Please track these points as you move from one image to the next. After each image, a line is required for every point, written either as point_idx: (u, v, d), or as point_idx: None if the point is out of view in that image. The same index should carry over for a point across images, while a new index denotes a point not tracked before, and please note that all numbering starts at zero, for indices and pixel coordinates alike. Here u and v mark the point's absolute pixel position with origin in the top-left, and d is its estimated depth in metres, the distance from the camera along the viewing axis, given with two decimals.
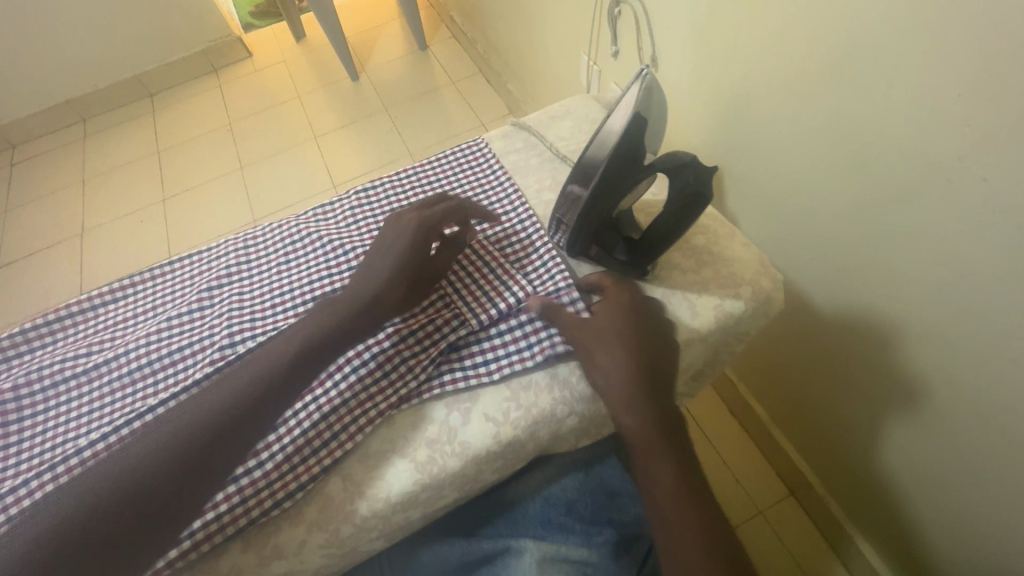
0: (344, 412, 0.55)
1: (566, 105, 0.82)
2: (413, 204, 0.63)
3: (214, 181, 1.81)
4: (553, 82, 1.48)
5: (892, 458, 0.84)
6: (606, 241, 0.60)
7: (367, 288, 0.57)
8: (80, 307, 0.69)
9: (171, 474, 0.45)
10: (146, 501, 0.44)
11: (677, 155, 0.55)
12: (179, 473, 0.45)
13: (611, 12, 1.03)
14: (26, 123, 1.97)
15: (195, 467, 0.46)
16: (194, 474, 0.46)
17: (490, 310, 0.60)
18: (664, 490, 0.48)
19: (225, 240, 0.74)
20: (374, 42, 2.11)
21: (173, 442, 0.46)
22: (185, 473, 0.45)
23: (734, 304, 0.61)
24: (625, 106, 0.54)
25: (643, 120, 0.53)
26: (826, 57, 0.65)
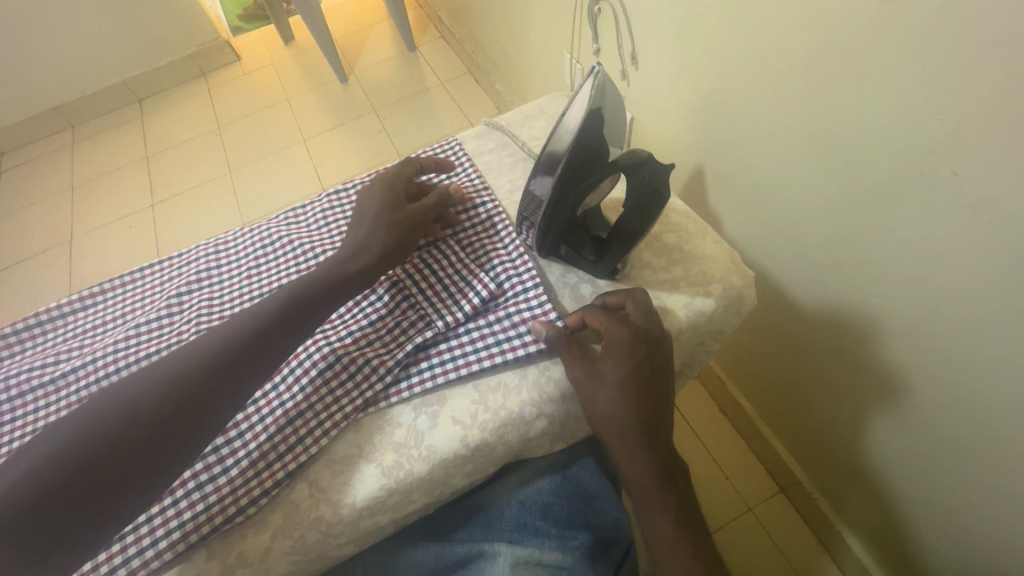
0: (310, 418, 0.55)
1: (540, 104, 0.82)
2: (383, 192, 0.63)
3: (202, 186, 1.80)
4: (540, 80, 1.47)
5: (877, 452, 0.83)
6: (573, 240, 0.60)
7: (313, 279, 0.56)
8: (49, 316, 0.69)
9: (119, 463, 0.45)
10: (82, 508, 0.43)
11: (635, 152, 0.55)
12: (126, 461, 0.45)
13: (592, 10, 1.02)
14: (14, 130, 1.97)
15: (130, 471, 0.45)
16: (129, 475, 0.45)
17: (473, 299, 0.61)
18: (667, 543, 0.49)
19: (196, 245, 0.74)
20: (363, 44, 2.10)
21: (119, 428, 0.45)
22: (132, 460, 0.45)
23: (705, 302, 0.60)
24: (579, 103, 0.52)
25: (599, 116, 0.52)
26: (798, 51, 0.65)
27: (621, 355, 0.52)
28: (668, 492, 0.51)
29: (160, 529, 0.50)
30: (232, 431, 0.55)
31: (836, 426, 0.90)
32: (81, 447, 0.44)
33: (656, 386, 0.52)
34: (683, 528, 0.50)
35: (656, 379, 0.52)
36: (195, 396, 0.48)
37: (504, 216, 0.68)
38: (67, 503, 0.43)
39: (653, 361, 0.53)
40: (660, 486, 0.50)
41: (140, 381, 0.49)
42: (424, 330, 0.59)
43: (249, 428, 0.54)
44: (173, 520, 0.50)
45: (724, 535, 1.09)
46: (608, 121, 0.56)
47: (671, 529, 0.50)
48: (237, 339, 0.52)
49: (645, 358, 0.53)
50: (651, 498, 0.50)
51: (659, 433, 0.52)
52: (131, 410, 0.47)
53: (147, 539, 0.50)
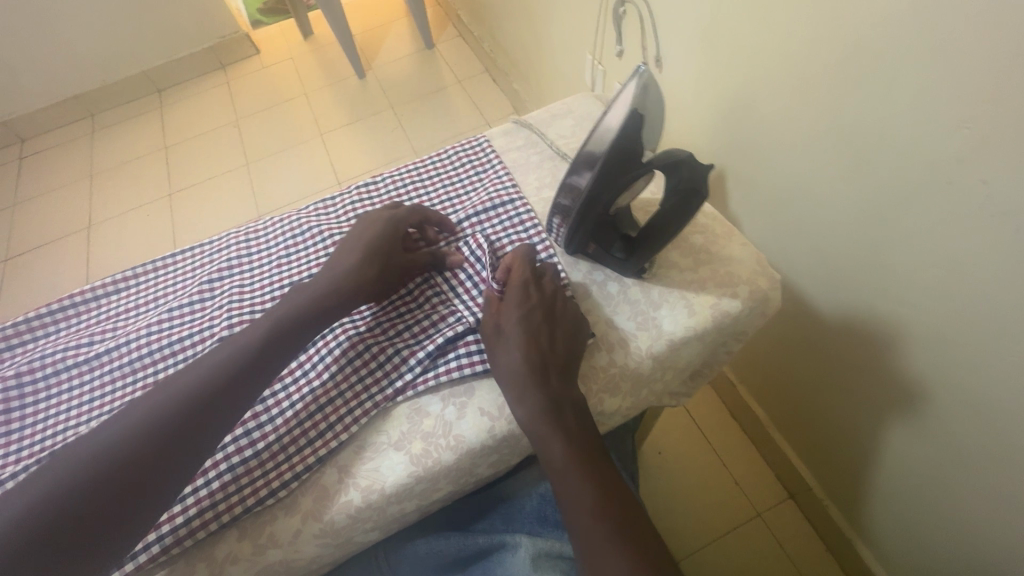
0: (342, 405, 0.56)
1: (567, 104, 0.82)
2: (376, 231, 0.63)
3: (220, 177, 1.82)
4: (559, 81, 1.48)
5: (892, 461, 0.83)
6: (601, 238, 0.60)
7: (341, 280, 0.59)
8: (83, 297, 0.70)
9: (168, 435, 0.48)
10: (124, 495, 0.45)
11: (673, 152, 0.56)
12: (173, 435, 0.48)
13: (616, 12, 1.03)
14: (37, 117, 2.00)
15: (169, 464, 0.47)
16: (165, 460, 0.47)
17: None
18: (559, 470, 0.50)
19: (227, 233, 0.75)
20: (381, 40, 2.12)
21: (171, 405, 0.49)
22: (179, 433, 0.48)
23: (731, 302, 0.60)
24: (622, 103, 0.52)
25: (640, 116, 0.52)
26: (827, 57, 0.65)
27: (517, 297, 0.58)
28: (559, 422, 0.51)
29: (193, 509, 0.51)
30: (263, 416, 0.56)
31: (849, 436, 0.91)
32: (125, 436, 0.47)
33: (548, 327, 0.56)
34: (577, 454, 0.50)
35: (551, 324, 0.56)
36: (228, 386, 0.51)
37: (533, 215, 0.68)
38: (111, 499, 0.45)
39: (545, 306, 0.57)
40: (549, 416, 0.51)
41: (175, 385, 0.51)
42: (456, 326, 0.60)
43: (280, 413, 0.56)
44: (205, 499, 0.52)
45: (732, 539, 1.09)
46: (647, 122, 0.56)
47: (562, 453, 0.50)
48: (265, 334, 0.55)
49: (534, 301, 0.57)
50: (545, 429, 0.51)
51: (552, 367, 0.54)
52: (170, 408, 0.49)
53: (180, 518, 0.51)
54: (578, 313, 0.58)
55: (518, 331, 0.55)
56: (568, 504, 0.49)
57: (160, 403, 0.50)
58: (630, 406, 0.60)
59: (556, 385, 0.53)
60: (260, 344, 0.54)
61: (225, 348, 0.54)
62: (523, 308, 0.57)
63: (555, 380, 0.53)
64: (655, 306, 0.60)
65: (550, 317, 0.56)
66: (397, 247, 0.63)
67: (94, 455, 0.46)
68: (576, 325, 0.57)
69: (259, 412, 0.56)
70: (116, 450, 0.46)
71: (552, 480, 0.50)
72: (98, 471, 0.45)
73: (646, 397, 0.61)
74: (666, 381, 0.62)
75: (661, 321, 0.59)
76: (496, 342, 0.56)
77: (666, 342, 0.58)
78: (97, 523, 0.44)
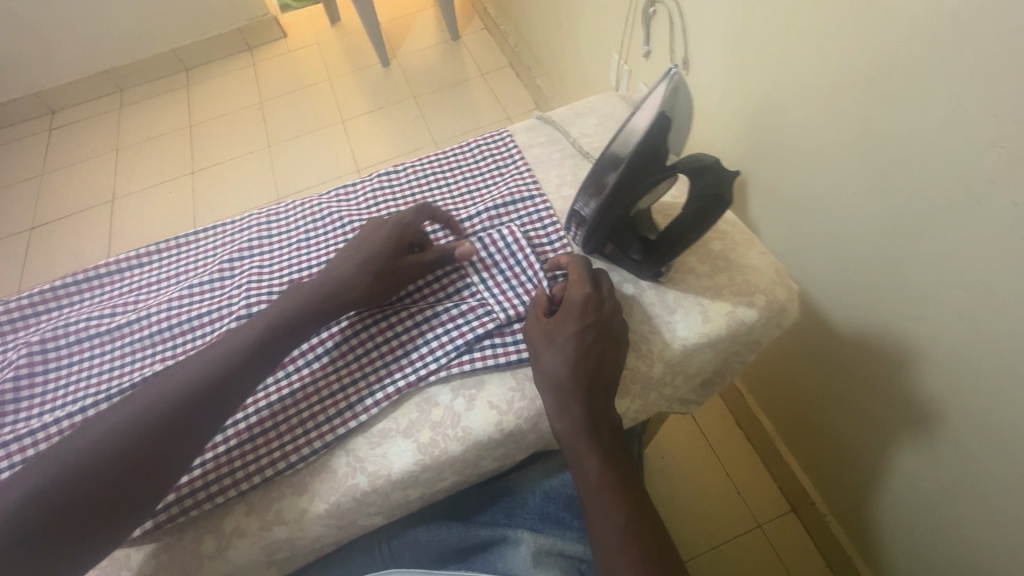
0: (361, 386, 0.58)
1: (592, 103, 0.82)
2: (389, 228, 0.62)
3: (242, 157, 1.84)
4: (583, 79, 1.47)
5: (899, 481, 0.82)
6: (621, 240, 0.59)
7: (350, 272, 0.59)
8: (108, 269, 0.72)
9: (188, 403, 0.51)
10: (147, 459, 0.48)
11: (700, 156, 0.54)
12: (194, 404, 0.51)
13: (646, 12, 1.02)
14: (67, 89, 2.04)
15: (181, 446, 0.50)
16: (186, 428, 0.50)
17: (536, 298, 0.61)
18: (590, 489, 0.50)
19: (249, 214, 0.76)
20: (407, 30, 2.12)
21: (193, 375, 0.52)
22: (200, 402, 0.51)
23: (747, 311, 0.60)
24: (651, 104, 0.52)
25: (669, 119, 0.51)
26: (858, 67, 0.64)
27: (572, 307, 0.56)
28: (597, 441, 0.51)
29: (212, 474, 0.53)
30: (286, 391, 0.58)
31: (855, 454, 0.90)
32: (151, 404, 0.50)
33: (596, 344, 0.54)
34: (610, 474, 0.50)
35: (601, 340, 0.54)
36: (248, 359, 0.54)
37: (552, 213, 0.68)
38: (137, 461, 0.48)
39: (593, 320, 0.55)
40: (587, 434, 0.51)
41: (187, 371, 0.53)
42: (485, 320, 0.60)
43: (303, 388, 0.58)
44: (224, 468, 0.54)
45: (730, 549, 1.08)
46: (677, 126, 0.55)
47: (597, 472, 0.50)
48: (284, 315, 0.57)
49: (583, 316, 0.55)
50: (580, 442, 0.51)
51: (595, 386, 0.53)
52: (183, 384, 0.51)
53: (200, 481, 0.53)
54: (625, 329, 0.57)
55: (568, 343, 0.54)
56: (593, 521, 0.49)
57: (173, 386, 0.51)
58: (638, 409, 0.60)
59: (596, 403, 0.52)
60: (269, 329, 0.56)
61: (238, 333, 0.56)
62: (576, 319, 0.55)
63: (597, 398, 0.53)
64: (670, 311, 0.60)
65: (602, 332, 0.55)
66: (401, 252, 0.61)
67: (114, 425, 0.49)
68: (624, 343, 0.56)
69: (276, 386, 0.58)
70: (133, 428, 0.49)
71: (579, 491, 0.51)
72: (115, 441, 0.48)
73: (655, 401, 0.61)
74: (676, 387, 0.61)
75: (675, 325, 0.59)
76: (542, 348, 0.55)
77: (680, 347, 0.58)
78: (119, 486, 0.47)
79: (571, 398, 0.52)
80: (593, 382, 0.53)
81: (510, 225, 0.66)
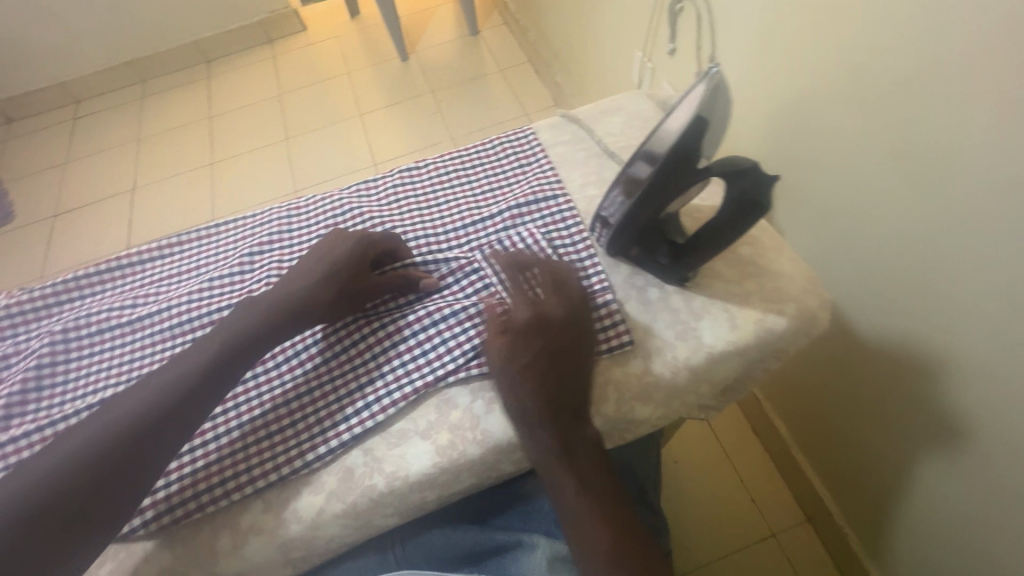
0: (338, 404, 0.57)
1: (618, 101, 0.80)
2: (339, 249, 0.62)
3: (260, 150, 1.85)
4: (605, 77, 1.45)
5: (923, 497, 0.80)
6: (648, 243, 0.57)
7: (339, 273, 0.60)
8: (129, 261, 0.72)
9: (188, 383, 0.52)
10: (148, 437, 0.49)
11: (736, 159, 0.51)
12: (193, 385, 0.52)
13: (673, 9, 1.00)
14: (91, 79, 2.06)
15: (163, 446, 0.50)
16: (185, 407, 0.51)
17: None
18: (565, 508, 0.51)
19: (270, 207, 0.76)
20: (427, 24, 2.11)
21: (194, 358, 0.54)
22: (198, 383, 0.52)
23: (776, 319, 0.58)
24: (688, 105, 0.51)
25: (706, 122, 0.49)
26: (896, 69, 0.62)
27: (524, 328, 0.55)
28: (572, 458, 0.52)
29: (229, 471, 0.53)
30: (303, 388, 0.58)
31: (876, 466, 0.87)
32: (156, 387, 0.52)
33: (550, 364, 0.54)
34: (583, 491, 0.51)
35: (557, 358, 0.54)
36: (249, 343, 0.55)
37: (576, 213, 0.66)
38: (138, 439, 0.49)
39: (558, 335, 0.55)
40: (555, 456, 0.52)
41: (167, 374, 0.53)
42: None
43: (320, 386, 0.58)
44: (241, 464, 0.54)
45: (743, 558, 1.06)
46: (714, 128, 0.53)
47: (569, 492, 0.51)
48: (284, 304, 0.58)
49: (546, 332, 0.55)
50: (550, 464, 0.52)
51: (557, 405, 0.53)
52: (186, 367, 0.53)
53: (216, 478, 0.53)
54: (589, 339, 0.56)
55: (523, 368, 0.54)
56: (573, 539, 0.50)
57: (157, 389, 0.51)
58: (660, 417, 0.58)
59: (561, 423, 0.53)
60: (247, 333, 0.56)
61: (214, 338, 0.55)
62: (530, 341, 0.55)
63: (562, 418, 0.53)
64: (696, 317, 0.58)
65: (556, 350, 0.54)
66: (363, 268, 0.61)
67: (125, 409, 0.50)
68: (597, 344, 0.57)
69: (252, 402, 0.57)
70: (123, 427, 0.49)
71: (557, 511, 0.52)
72: (122, 421, 0.49)
73: (678, 408, 0.60)
74: (700, 395, 0.60)
75: (701, 332, 0.58)
76: (501, 372, 0.55)
77: (705, 355, 0.57)
78: (121, 463, 0.48)
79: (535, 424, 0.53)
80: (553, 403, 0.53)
81: (532, 226, 0.65)
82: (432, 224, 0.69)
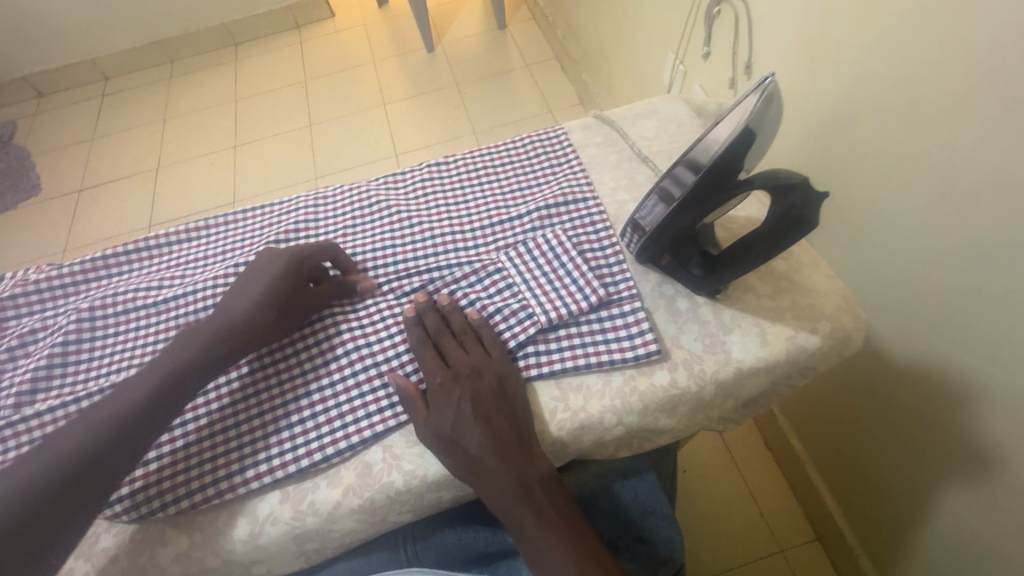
0: (353, 403, 0.56)
1: (652, 104, 0.79)
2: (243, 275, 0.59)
3: (283, 135, 1.85)
4: (634, 78, 1.43)
5: (946, 525, 0.78)
6: (680, 252, 0.57)
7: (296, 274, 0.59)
8: (157, 242, 0.73)
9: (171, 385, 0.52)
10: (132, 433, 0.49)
11: (786, 173, 0.48)
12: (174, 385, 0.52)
13: (710, 12, 0.97)
14: (121, 57, 2.08)
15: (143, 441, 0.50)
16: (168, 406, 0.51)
17: (581, 302, 0.58)
18: (538, 554, 0.48)
19: (298, 196, 0.76)
20: (454, 16, 2.10)
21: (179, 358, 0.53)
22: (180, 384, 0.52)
23: (809, 337, 0.57)
24: (738, 115, 0.49)
25: (753, 135, 0.47)
26: (946, 83, 0.60)
27: (440, 384, 0.54)
28: (531, 504, 0.49)
29: (249, 460, 0.54)
30: (325, 381, 0.58)
31: (894, 488, 0.85)
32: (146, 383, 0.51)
33: (479, 413, 0.52)
34: (557, 530, 0.48)
35: (483, 406, 0.53)
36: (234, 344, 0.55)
37: (606, 219, 0.65)
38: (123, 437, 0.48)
39: (489, 389, 0.54)
40: (519, 499, 0.49)
41: (150, 381, 0.51)
42: (527, 325, 0.58)
43: (343, 381, 0.57)
44: (261, 454, 0.54)
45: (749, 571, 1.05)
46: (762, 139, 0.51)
47: (540, 536, 0.48)
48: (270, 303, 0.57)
49: (478, 390, 0.53)
50: (516, 511, 0.49)
51: (501, 452, 0.51)
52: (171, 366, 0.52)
53: (237, 467, 0.54)
54: (508, 383, 0.55)
55: (456, 425, 0.52)
56: None
57: (153, 377, 0.51)
58: (682, 430, 0.57)
59: (516, 468, 0.50)
60: (228, 339, 0.55)
61: (194, 339, 0.54)
62: (455, 396, 0.53)
63: (513, 461, 0.50)
64: (726, 330, 0.57)
65: (479, 398, 0.53)
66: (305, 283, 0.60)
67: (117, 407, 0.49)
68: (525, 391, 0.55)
69: (213, 420, 0.56)
70: (110, 430, 0.48)
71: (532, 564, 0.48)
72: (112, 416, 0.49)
73: (701, 422, 0.59)
74: (724, 410, 0.59)
75: (731, 347, 0.56)
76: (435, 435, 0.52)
77: (733, 370, 0.55)
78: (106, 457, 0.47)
79: (487, 476, 0.50)
80: (497, 449, 0.51)
81: (559, 228, 0.64)
82: (458, 221, 0.68)
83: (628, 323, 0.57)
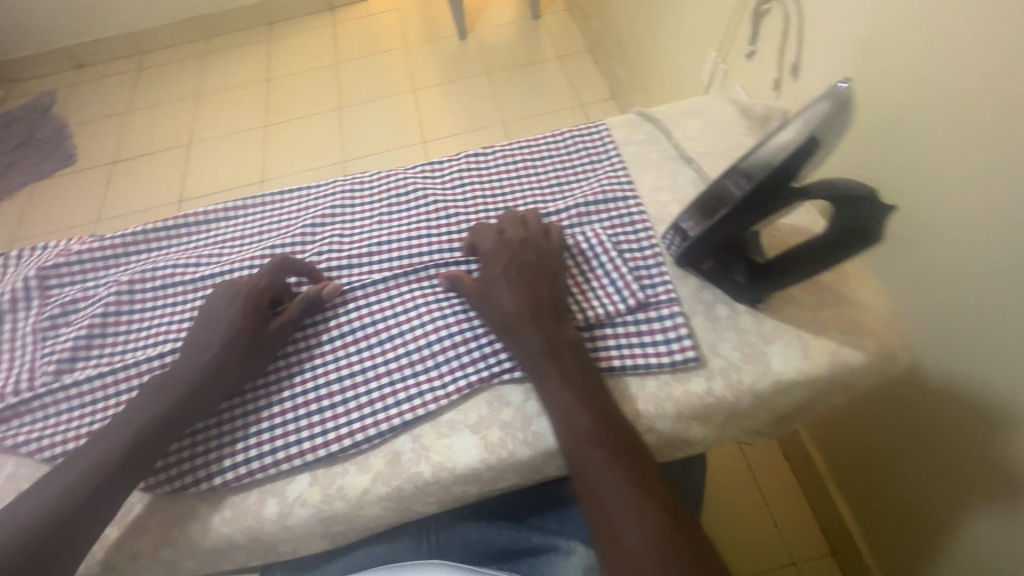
0: (384, 388, 0.57)
1: (697, 104, 0.76)
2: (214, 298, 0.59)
3: (312, 117, 1.86)
4: (671, 75, 1.40)
5: (971, 553, 0.76)
6: (724, 258, 0.56)
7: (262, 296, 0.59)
8: (196, 219, 0.73)
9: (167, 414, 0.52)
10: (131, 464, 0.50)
11: (846, 188, 0.47)
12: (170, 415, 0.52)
13: (759, 10, 0.94)
14: (158, 32, 2.11)
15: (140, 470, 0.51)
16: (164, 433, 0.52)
17: (618, 302, 0.58)
18: (559, 406, 0.51)
19: (334, 180, 0.76)
20: (488, 4, 2.08)
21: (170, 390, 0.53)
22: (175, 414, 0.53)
23: (852, 354, 0.55)
24: (800, 123, 0.48)
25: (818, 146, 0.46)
26: (1010, 97, 0.57)
27: (492, 247, 0.59)
28: (557, 361, 0.52)
29: (280, 440, 0.55)
30: (356, 366, 0.58)
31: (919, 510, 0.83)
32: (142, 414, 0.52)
33: (523, 273, 0.57)
34: (581, 398, 0.51)
35: (530, 269, 0.57)
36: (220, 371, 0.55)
37: (646, 220, 0.64)
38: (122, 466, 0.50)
39: (533, 256, 0.58)
40: (548, 356, 0.52)
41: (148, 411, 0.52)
42: None
43: (374, 367, 0.58)
44: (291, 435, 0.55)
45: None
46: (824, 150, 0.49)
47: (564, 395, 0.51)
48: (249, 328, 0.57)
49: (522, 253, 0.58)
50: (545, 366, 0.52)
51: (539, 309, 0.55)
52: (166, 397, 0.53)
53: (266, 446, 0.54)
54: (554, 259, 0.59)
55: (501, 280, 0.57)
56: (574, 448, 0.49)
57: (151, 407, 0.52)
58: (715, 439, 0.56)
59: (550, 327, 0.54)
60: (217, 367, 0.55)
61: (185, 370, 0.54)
62: (504, 254, 0.58)
63: (549, 322, 0.54)
64: (766, 341, 0.56)
65: (527, 261, 0.58)
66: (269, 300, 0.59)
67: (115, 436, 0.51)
68: (566, 275, 0.60)
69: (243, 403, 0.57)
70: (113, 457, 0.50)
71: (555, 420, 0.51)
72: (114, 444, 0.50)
73: (734, 432, 0.58)
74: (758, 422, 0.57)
75: (771, 357, 0.55)
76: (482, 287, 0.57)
77: (771, 382, 0.54)
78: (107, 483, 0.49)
79: (523, 326, 0.54)
80: (535, 309, 0.55)
81: (597, 227, 0.64)
82: (494, 214, 0.68)
83: (666, 325, 0.57)
